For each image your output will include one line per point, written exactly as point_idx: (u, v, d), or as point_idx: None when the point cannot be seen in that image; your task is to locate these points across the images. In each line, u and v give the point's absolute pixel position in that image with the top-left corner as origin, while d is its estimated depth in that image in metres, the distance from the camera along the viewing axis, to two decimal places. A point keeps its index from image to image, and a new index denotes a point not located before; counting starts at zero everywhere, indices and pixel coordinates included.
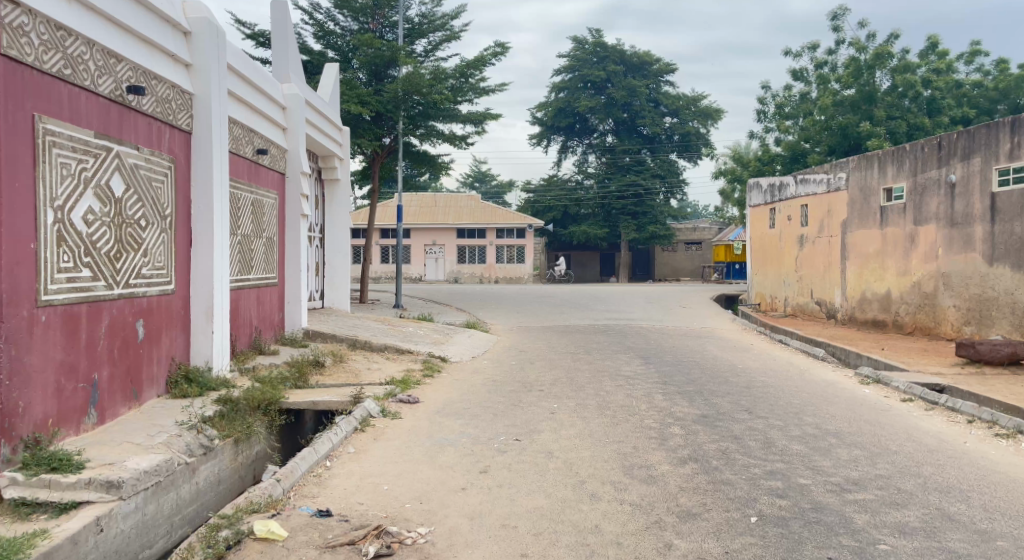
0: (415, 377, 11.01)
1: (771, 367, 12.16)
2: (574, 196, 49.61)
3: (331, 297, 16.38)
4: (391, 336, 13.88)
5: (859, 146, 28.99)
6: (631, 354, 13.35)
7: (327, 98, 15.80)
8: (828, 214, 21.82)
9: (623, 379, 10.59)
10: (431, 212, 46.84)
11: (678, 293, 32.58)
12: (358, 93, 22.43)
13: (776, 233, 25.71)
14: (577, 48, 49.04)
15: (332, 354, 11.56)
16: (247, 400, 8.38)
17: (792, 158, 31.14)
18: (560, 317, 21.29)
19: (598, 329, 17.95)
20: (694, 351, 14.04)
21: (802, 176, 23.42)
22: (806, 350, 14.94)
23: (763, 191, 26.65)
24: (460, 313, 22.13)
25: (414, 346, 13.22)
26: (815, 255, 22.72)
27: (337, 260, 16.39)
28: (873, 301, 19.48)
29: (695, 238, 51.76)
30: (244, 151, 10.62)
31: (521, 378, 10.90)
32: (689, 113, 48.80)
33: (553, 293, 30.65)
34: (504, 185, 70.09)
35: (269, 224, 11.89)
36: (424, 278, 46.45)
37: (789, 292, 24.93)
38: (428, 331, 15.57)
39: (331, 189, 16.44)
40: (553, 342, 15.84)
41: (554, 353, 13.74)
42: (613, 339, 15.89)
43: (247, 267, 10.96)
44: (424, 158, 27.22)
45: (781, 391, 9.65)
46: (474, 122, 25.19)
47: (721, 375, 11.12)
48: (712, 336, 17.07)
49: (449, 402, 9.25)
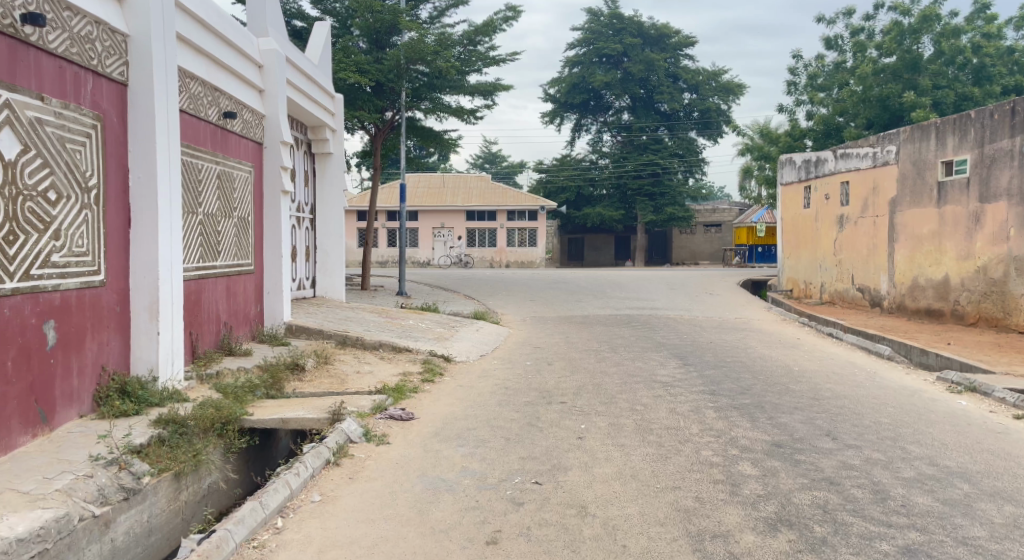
0: (411, 384, 9.28)
1: (832, 370, 10.42)
2: (587, 175, 47.63)
3: (323, 285, 14.65)
4: (386, 331, 12.06)
5: (901, 117, 28.10)
6: (663, 352, 11.55)
7: (317, 60, 13.97)
8: (873, 191, 20.56)
9: (661, 387, 8.83)
10: (439, 194, 44.97)
11: (700, 278, 30.78)
12: (357, 62, 20.65)
13: (811, 214, 24.03)
14: (592, 21, 46.96)
15: (316, 354, 9.78)
16: (196, 421, 6.54)
17: (827, 131, 29.93)
18: (576, 306, 19.48)
19: (620, 321, 16.14)
20: (736, 349, 12.21)
21: (845, 151, 21.85)
22: (863, 347, 13.09)
23: (798, 168, 24.79)
24: (467, 301, 20.40)
25: (413, 344, 11.44)
26: (857, 236, 21.39)
27: (330, 244, 14.64)
28: (927, 288, 18.38)
29: (715, 220, 49.81)
30: (205, 114, 8.81)
31: (538, 386, 9.14)
32: (710, 89, 46.95)
33: (567, 278, 28.79)
34: (515, 166, 68.14)
35: (242, 201, 10.09)
36: (432, 263, 44.66)
37: (826, 278, 23.34)
38: (429, 324, 13.80)
39: (323, 164, 14.67)
40: (572, 336, 14.08)
41: (575, 351, 11.97)
42: (641, 333, 14.12)
43: (213, 252, 9.13)
44: (429, 134, 25.34)
45: (860, 407, 7.86)
46: (483, 95, 23.32)
47: (777, 381, 9.30)
48: (750, 329, 15.20)
49: (452, 420, 7.54)
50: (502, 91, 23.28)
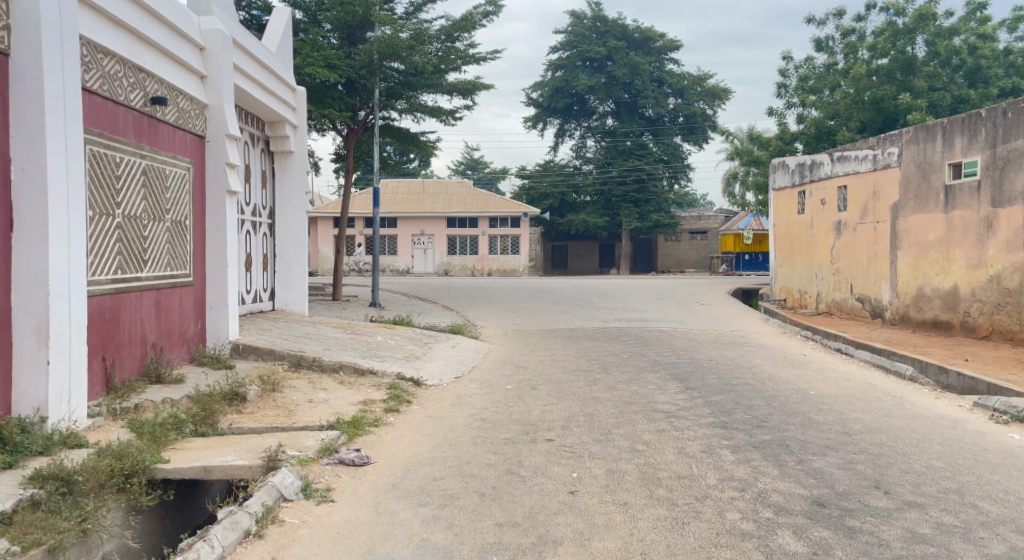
0: (371, 415, 7.95)
1: (853, 393, 9.20)
2: (571, 181, 46.48)
3: (283, 297, 13.26)
4: (349, 351, 10.68)
5: (895, 120, 27.02)
6: (661, 373, 10.28)
7: (276, 49, 12.59)
8: (873, 196, 19.44)
9: (664, 420, 7.57)
10: (419, 200, 43.64)
11: (688, 286, 29.62)
12: (326, 56, 19.28)
13: (806, 220, 22.89)
14: (575, 23, 45.77)
15: (262, 379, 8.41)
16: (86, 475, 5.20)
17: (818, 135, 28.79)
18: (561, 317, 18.18)
19: (609, 336, 14.86)
20: (740, 370, 10.95)
21: (842, 154, 20.73)
22: (877, 365, 11.89)
23: (791, 172, 23.67)
24: (445, 313, 19.07)
25: (378, 365, 10.07)
26: (856, 243, 20.25)
27: (290, 252, 13.27)
28: (933, 298, 17.27)
29: (700, 227, 48.79)
30: (125, 99, 7.50)
31: (520, 418, 7.83)
32: (695, 94, 45.79)
33: (552, 287, 27.52)
34: (498, 173, 66.91)
35: (176, 202, 8.70)
36: (411, 271, 43.29)
37: (822, 287, 22.21)
38: (398, 340, 12.42)
39: (283, 164, 13.29)
40: (558, 353, 12.77)
41: (562, 372, 10.66)
42: (632, 350, 12.85)
43: (139, 262, 7.78)
44: (404, 134, 23.96)
45: (902, 445, 6.62)
46: (461, 94, 21.99)
47: (796, 410, 8.05)
48: (751, 345, 13.98)
49: (414, 465, 6.22)
50: (481, 90, 21.98)
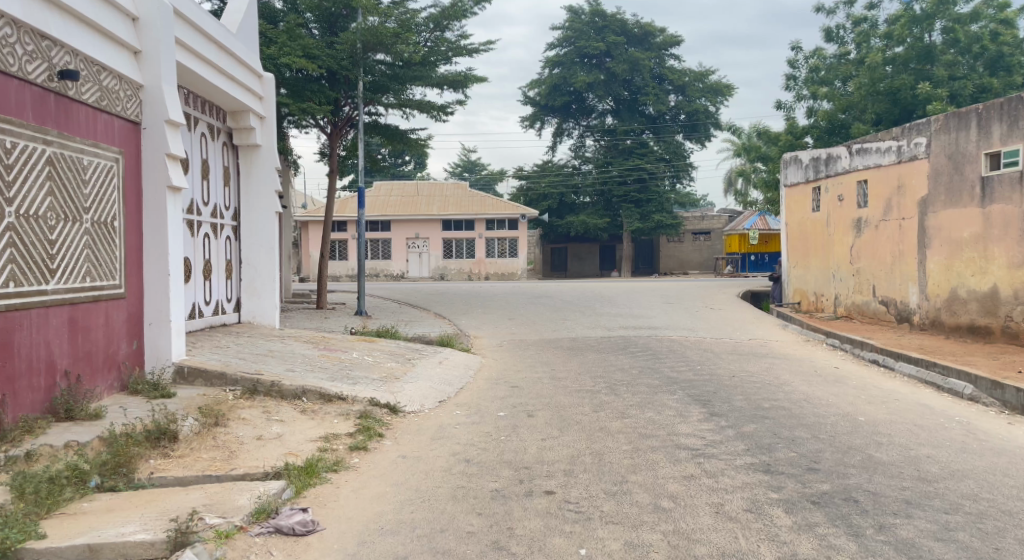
0: (332, 457, 6.53)
1: (909, 419, 7.82)
2: (570, 181, 45.06)
3: (250, 307, 11.84)
4: (316, 371, 9.20)
5: (913, 111, 25.70)
6: (678, 396, 8.85)
7: (239, 29, 11.13)
8: (898, 190, 18.02)
9: (690, 461, 6.15)
10: (413, 202, 42.19)
11: (695, 289, 28.16)
12: (304, 45, 17.80)
13: (822, 218, 21.46)
14: (572, 18, 44.27)
15: (200, 408, 6.90)
16: None
17: (831, 129, 27.32)
18: (562, 325, 16.75)
19: (616, 347, 13.44)
20: (769, 388, 9.51)
21: (862, 147, 19.30)
22: (922, 381, 10.47)
23: (805, 167, 22.24)
24: (438, 322, 17.71)
25: (349, 389, 8.64)
26: (878, 242, 18.83)
27: (259, 258, 11.84)
28: (969, 301, 15.90)
29: (703, 227, 47.37)
30: (18, 69, 6.10)
31: (514, 459, 6.41)
32: (697, 90, 44.42)
33: (551, 291, 26.02)
34: (495, 175, 65.49)
35: (101, 200, 7.18)
36: (406, 275, 41.87)
37: (840, 289, 20.79)
38: (377, 357, 10.93)
39: (248, 158, 11.84)
40: (559, 369, 11.35)
41: (564, 394, 9.23)
42: (643, 364, 11.42)
43: (46, 271, 6.39)
44: (393, 131, 22.49)
45: (1002, 498, 5.26)
46: (453, 87, 20.51)
47: (850, 445, 6.65)
48: (773, 356, 12.56)
49: (374, 534, 4.81)
50: (474, 82, 20.52)
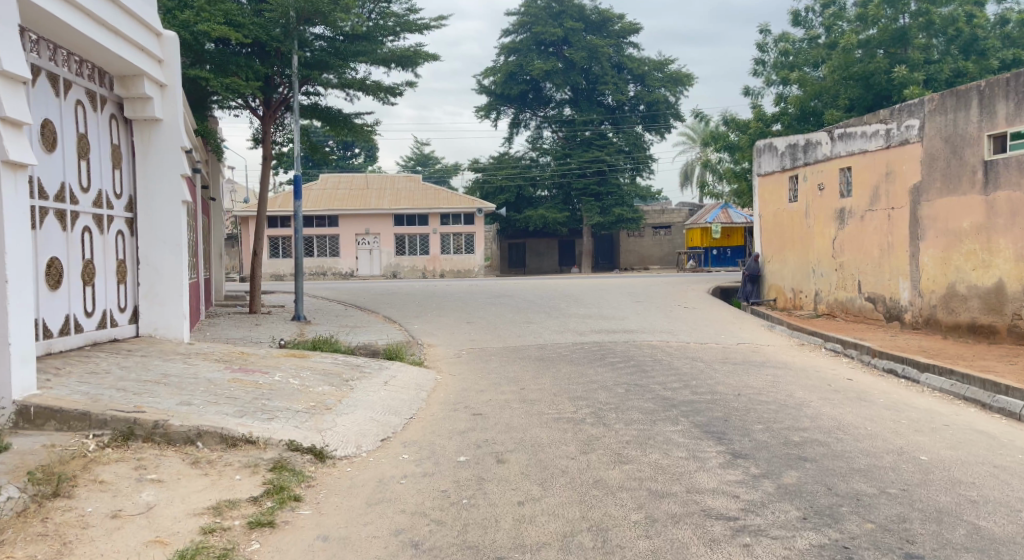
0: (216, 537, 4.74)
1: (981, 459, 6.12)
2: (528, 173, 43.24)
3: (150, 317, 10.30)
4: (221, 406, 7.29)
5: (887, 98, 22.45)
6: (683, 428, 7.04)
7: None
8: (886, 177, 15.83)
9: (732, 545, 4.36)
10: (363, 196, 40.01)
11: (662, 285, 26.54)
12: (226, 10, 15.64)
13: (800, 209, 19.18)
14: (528, 3, 42.32)
15: (30, 473, 5.06)
16: None
17: (802, 116, 24.24)
18: (527, 330, 14.89)
19: (590, 357, 11.61)
20: (787, 411, 7.75)
21: (845, 132, 17.01)
22: (957, 397, 8.77)
23: (780, 155, 19.99)
24: (387, 327, 15.77)
25: (261, 428, 6.79)
26: (864, 235, 16.61)
27: (162, 258, 10.28)
28: (970, 297, 13.97)
29: (663, 221, 45.94)
30: None
31: (482, 542, 4.60)
32: (656, 79, 42.72)
33: (512, 290, 24.07)
34: (450, 169, 63.48)
35: None
36: (356, 273, 39.67)
37: (820, 284, 18.50)
38: (304, 380, 8.96)
39: (144, 135, 10.20)
40: (528, 387, 9.48)
41: (540, 428, 7.37)
42: (627, 381, 9.62)
43: None
44: (334, 115, 20.38)
45: None
46: (401, 64, 18.45)
47: (940, 506, 4.89)
48: (773, 365, 10.84)
49: None
50: (424, 60, 18.52)
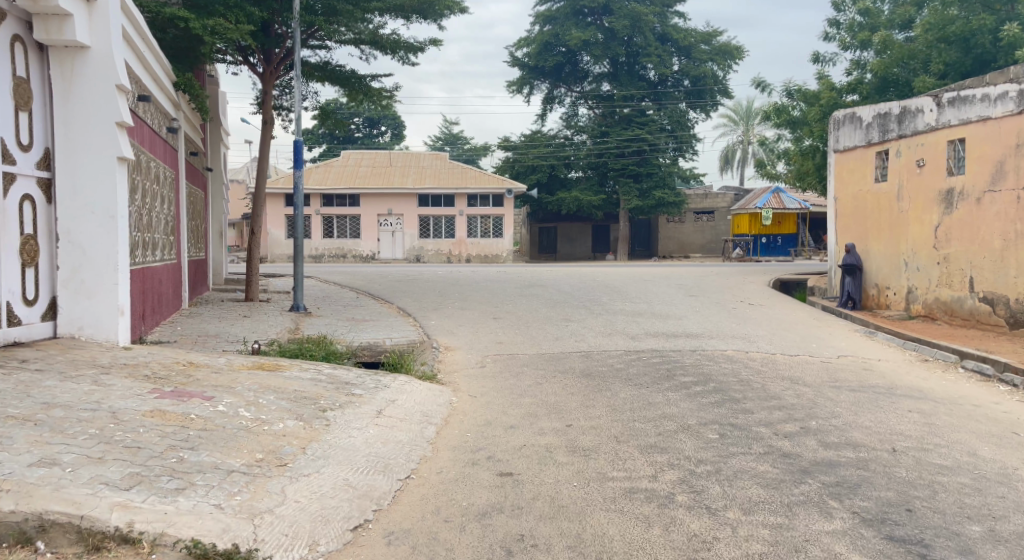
0: None
1: None
2: (562, 153, 40.43)
3: (74, 313, 7.75)
4: (111, 462, 4.66)
5: (990, 63, 19.28)
6: (845, 528, 4.30)
7: None
8: (1015, 150, 12.77)
9: None
10: (386, 173, 37.45)
11: (713, 276, 23.61)
12: None
13: (890, 190, 16.16)
14: None
15: None
16: None
17: (882, 85, 21.03)
18: (567, 331, 12.12)
19: (653, 375, 8.81)
20: (995, 489, 4.92)
21: (958, 96, 13.95)
22: None
23: (865, 127, 16.89)
24: (404, 322, 13.22)
25: (157, 508, 4.21)
26: (980, 221, 13.57)
27: (89, 236, 7.77)
28: None
29: (707, 206, 42.65)
30: None
31: None
32: (704, 52, 39.53)
33: (546, 279, 21.28)
34: (479, 149, 60.67)
35: None
36: (377, 257, 37.16)
37: (914, 280, 15.49)
38: (262, 410, 6.28)
39: (65, 66, 7.74)
40: (579, 424, 6.75)
41: (604, 514, 4.65)
42: (716, 419, 6.82)
43: None
44: (347, 76, 17.63)
45: None
46: (422, 14, 15.66)
47: None
48: (909, 393, 7.97)
49: None
50: (449, 10, 15.69)
